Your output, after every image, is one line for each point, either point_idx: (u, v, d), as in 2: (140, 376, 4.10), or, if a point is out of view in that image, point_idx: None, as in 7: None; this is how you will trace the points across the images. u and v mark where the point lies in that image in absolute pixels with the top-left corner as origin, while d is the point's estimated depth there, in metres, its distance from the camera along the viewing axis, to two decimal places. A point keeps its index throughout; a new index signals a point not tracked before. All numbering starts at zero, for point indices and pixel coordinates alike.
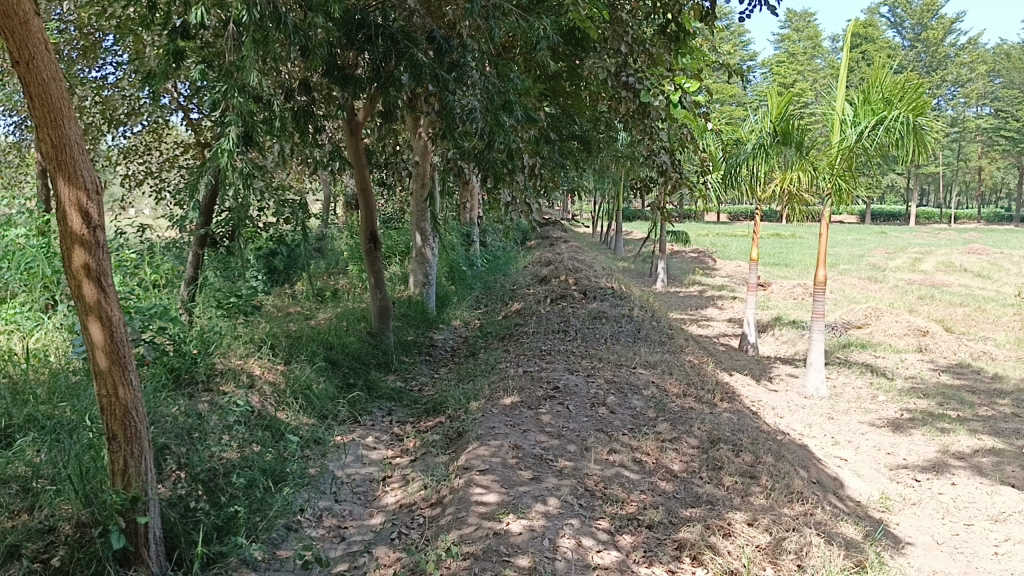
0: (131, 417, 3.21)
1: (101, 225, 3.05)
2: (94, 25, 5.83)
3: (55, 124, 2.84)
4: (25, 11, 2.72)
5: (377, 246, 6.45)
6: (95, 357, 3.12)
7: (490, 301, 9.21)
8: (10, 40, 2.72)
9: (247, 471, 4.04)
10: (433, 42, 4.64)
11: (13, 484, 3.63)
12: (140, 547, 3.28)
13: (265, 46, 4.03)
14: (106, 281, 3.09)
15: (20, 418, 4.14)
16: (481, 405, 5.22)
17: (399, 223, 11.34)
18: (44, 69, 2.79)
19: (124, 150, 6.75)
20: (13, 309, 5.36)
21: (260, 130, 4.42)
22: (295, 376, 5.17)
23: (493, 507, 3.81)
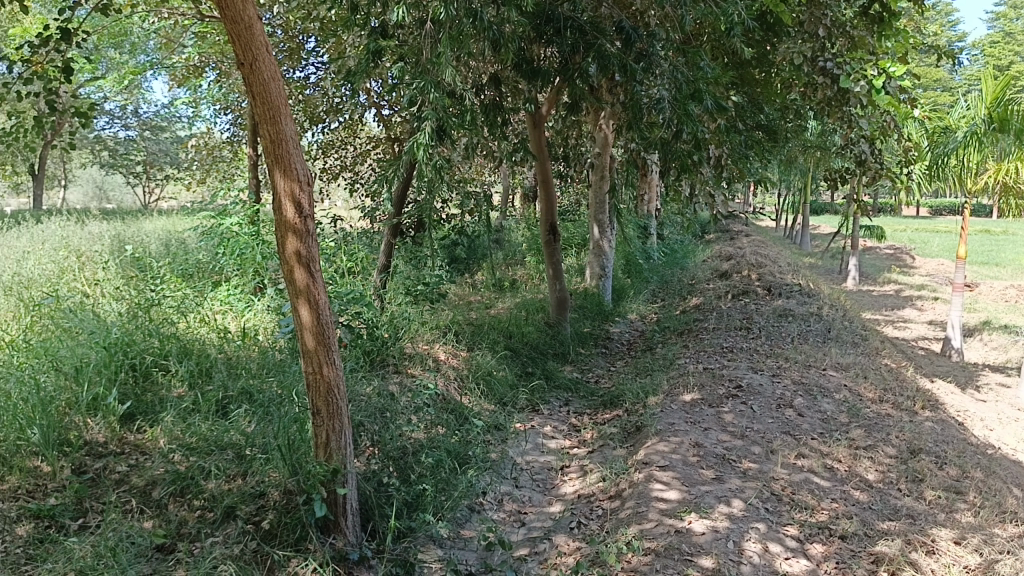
0: (333, 395, 3.42)
1: (312, 215, 3.26)
2: (300, 28, 6.24)
3: (273, 121, 3.07)
4: (250, 15, 2.94)
5: (556, 237, 6.51)
6: (304, 337, 3.35)
7: (668, 296, 9.05)
8: (237, 44, 2.96)
9: (435, 451, 4.22)
10: (621, 32, 4.61)
11: (229, 451, 4.00)
12: (339, 517, 3.49)
13: (460, 41, 4.15)
14: (315, 267, 3.30)
15: (234, 390, 4.55)
16: (660, 400, 5.16)
17: (575, 215, 11.41)
18: (265, 70, 3.02)
19: (322, 146, 7.20)
20: (227, 291, 5.87)
21: (452, 124, 4.56)
22: (477, 363, 5.33)
23: (675, 504, 3.74)
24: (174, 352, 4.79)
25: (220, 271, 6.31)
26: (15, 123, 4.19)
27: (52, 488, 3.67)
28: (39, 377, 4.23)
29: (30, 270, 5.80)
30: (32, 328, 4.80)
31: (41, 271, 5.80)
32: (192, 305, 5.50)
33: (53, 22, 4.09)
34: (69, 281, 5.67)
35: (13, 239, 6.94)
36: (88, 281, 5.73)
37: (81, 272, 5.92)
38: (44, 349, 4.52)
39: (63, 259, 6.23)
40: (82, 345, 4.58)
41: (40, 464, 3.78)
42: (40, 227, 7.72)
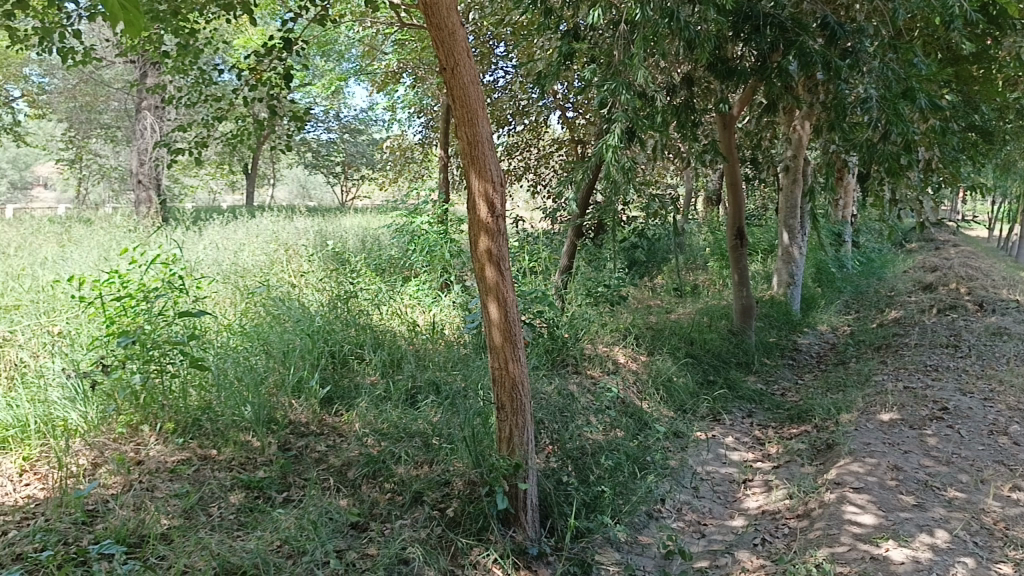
0: (518, 391, 3.49)
1: (503, 215, 3.34)
2: (491, 33, 6.41)
3: (471, 123, 3.17)
4: (454, 22, 3.05)
5: (744, 242, 6.33)
6: (492, 333, 3.44)
7: (862, 308, 8.52)
8: (441, 50, 3.09)
9: (615, 454, 4.20)
10: (826, 28, 4.39)
11: (417, 439, 4.19)
12: (519, 511, 3.57)
13: (654, 43, 4.12)
14: (505, 265, 3.38)
15: (422, 381, 4.77)
16: (853, 418, 4.88)
17: (761, 220, 11.02)
18: (466, 74, 3.12)
19: (508, 147, 7.38)
20: (417, 286, 6.15)
21: (643, 126, 4.54)
22: (658, 368, 5.27)
23: (870, 529, 3.52)
24: (368, 342, 5.11)
25: (410, 267, 6.63)
26: (240, 125, 4.58)
27: (261, 461, 4.02)
28: (251, 359, 4.65)
29: (246, 260, 6.36)
30: (247, 313, 5.26)
31: (254, 262, 6.34)
32: (385, 297, 5.81)
33: (275, 34, 4.47)
34: (278, 271, 6.16)
35: (231, 232, 7.64)
36: (295, 272, 6.19)
37: (288, 264, 6.40)
38: (257, 333, 4.94)
39: (273, 251, 6.77)
40: (288, 332, 4.98)
41: (251, 438, 4.16)
42: (255, 221, 8.45)
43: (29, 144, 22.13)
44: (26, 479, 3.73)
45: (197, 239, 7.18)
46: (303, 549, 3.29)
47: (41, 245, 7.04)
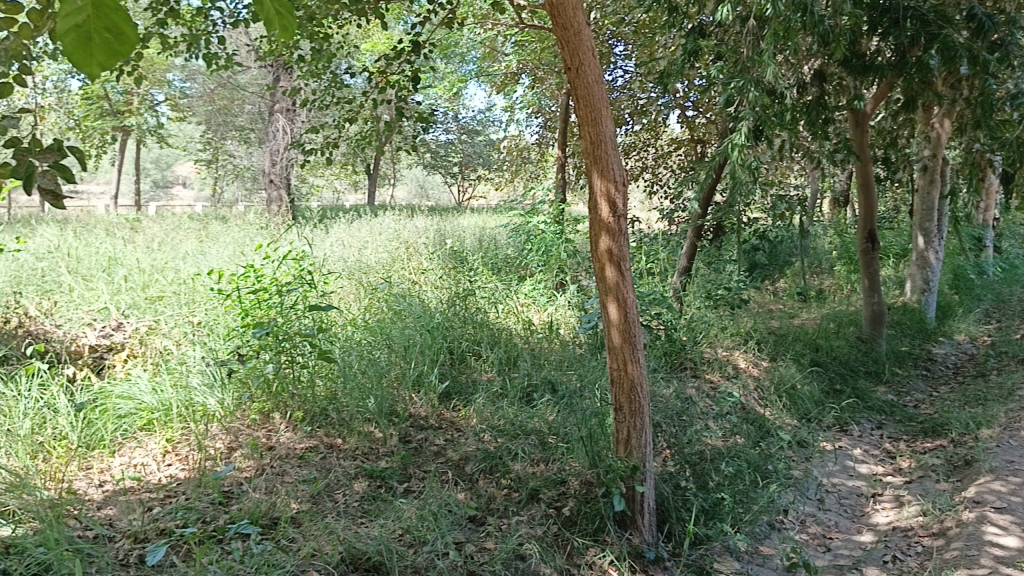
0: (636, 393, 3.46)
1: (626, 214, 3.31)
2: (611, 33, 6.39)
3: (595, 123, 3.17)
4: (580, 22, 3.04)
5: (876, 246, 6.08)
6: (611, 333, 3.43)
7: (1004, 317, 8.00)
8: (566, 50, 3.09)
9: (735, 461, 4.10)
10: (972, 20, 4.15)
11: (534, 437, 4.21)
12: (636, 514, 3.54)
13: (785, 39, 4.00)
14: (626, 265, 3.36)
15: (538, 379, 4.80)
16: (995, 434, 4.59)
17: (892, 223, 10.53)
18: (591, 73, 3.11)
19: (625, 148, 7.34)
20: (533, 286, 6.20)
21: (770, 124, 4.41)
22: (781, 375, 5.13)
23: (1014, 552, 3.30)
24: (485, 339, 5.19)
25: (526, 266, 6.70)
26: (369, 126, 4.73)
27: (383, 452, 4.15)
28: (374, 353, 4.82)
29: (369, 257, 6.57)
30: (370, 309, 5.44)
31: (377, 259, 6.54)
32: (502, 296, 5.89)
33: (402, 38, 4.61)
34: (399, 268, 6.33)
35: (355, 230, 7.91)
36: (415, 269, 6.35)
37: (409, 261, 6.58)
38: (379, 328, 5.11)
39: (394, 249, 6.97)
40: (409, 327, 5.12)
41: (373, 429, 4.30)
42: (377, 219, 8.71)
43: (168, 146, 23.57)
44: (170, 459, 4.02)
45: (323, 236, 7.47)
46: (423, 539, 3.37)
47: (182, 241, 7.50)
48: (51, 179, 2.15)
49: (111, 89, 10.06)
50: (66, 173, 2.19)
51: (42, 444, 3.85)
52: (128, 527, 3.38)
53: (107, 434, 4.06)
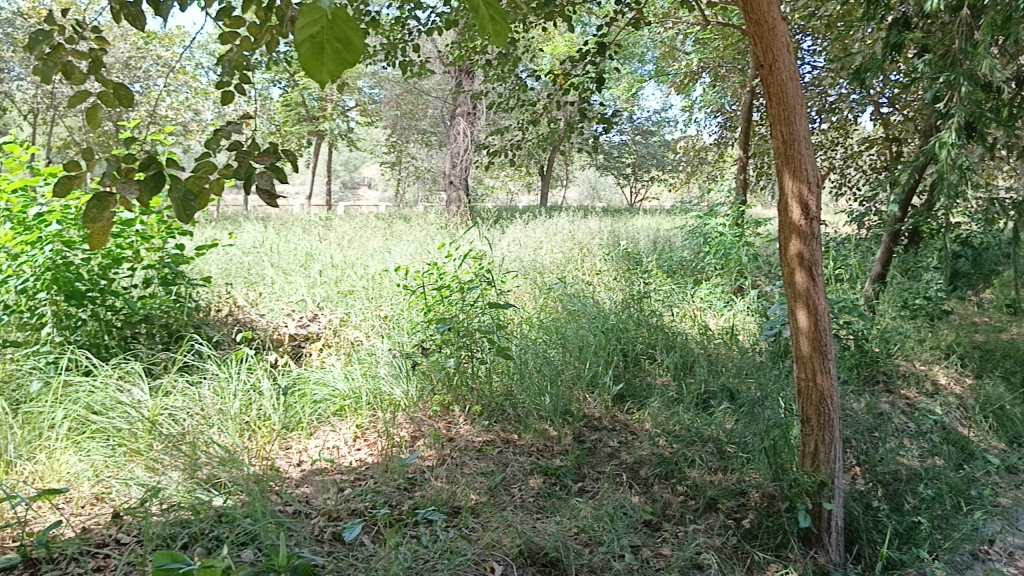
0: (826, 405, 3.29)
1: (819, 217, 3.16)
2: (800, 27, 6.14)
3: (788, 122, 3.05)
4: (775, 17, 2.92)
5: None
6: (800, 341, 3.28)
7: None
8: (759, 47, 2.98)
9: (934, 483, 3.80)
10: None
11: (711, 444, 4.11)
12: (822, 532, 3.38)
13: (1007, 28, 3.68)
14: (818, 270, 3.20)
15: (716, 386, 4.69)
16: None
17: None
18: (785, 71, 2.99)
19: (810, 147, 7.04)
20: (709, 290, 6.10)
21: (983, 121, 4.08)
22: (987, 393, 4.73)
23: None
24: (661, 342, 5.13)
25: (703, 270, 6.61)
26: (551, 127, 4.82)
27: (557, 449, 4.19)
28: (550, 352, 4.90)
29: (544, 257, 6.70)
30: (545, 308, 5.54)
31: (552, 258, 6.65)
32: (677, 300, 5.82)
33: (587, 39, 4.66)
34: (574, 269, 6.41)
35: (531, 230, 8.07)
36: (590, 270, 6.41)
37: (583, 262, 6.64)
38: (555, 328, 5.19)
39: (569, 249, 7.06)
40: (584, 328, 5.17)
41: (549, 427, 4.35)
42: (552, 220, 8.86)
43: (355, 148, 25.11)
44: (359, 444, 4.28)
45: (500, 236, 7.68)
46: (599, 539, 3.38)
47: (370, 239, 7.97)
48: (267, 180, 2.42)
49: (308, 95, 10.83)
50: (279, 173, 2.46)
51: (249, 423, 4.24)
52: (322, 505, 3.62)
53: (304, 417, 4.43)
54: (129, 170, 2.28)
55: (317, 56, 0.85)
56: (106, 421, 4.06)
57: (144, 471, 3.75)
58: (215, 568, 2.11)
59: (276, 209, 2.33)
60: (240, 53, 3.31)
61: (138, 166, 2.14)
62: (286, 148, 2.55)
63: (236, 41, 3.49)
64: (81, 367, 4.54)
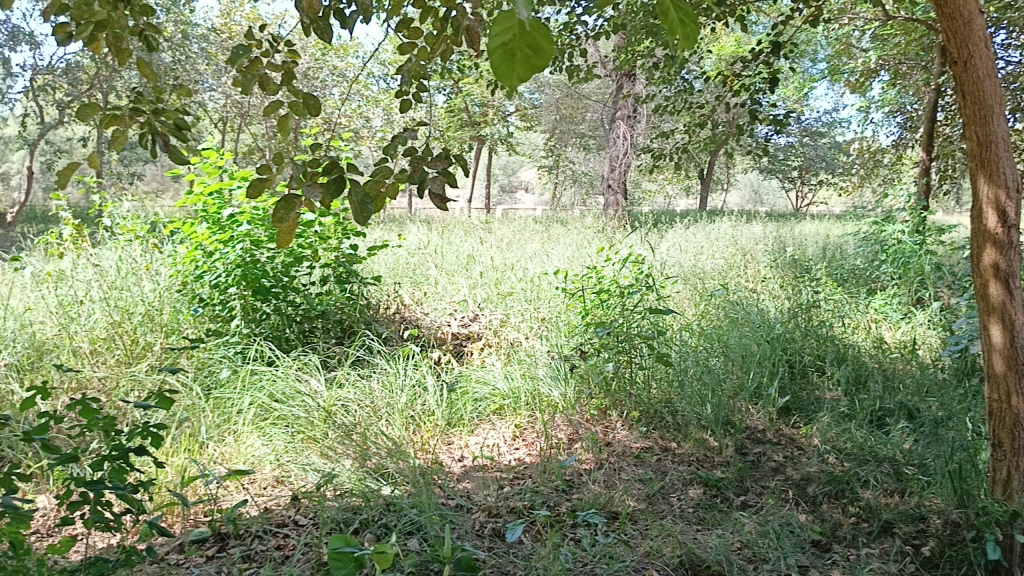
0: (1021, 430, 3.01)
1: (1019, 226, 2.90)
2: (994, 20, 5.70)
3: (984, 122, 2.82)
4: (972, 10, 2.70)
5: None
6: (992, 359, 3.02)
7: None
8: (953, 42, 2.77)
9: None
10: None
11: (886, 465, 3.87)
12: (1014, 565, 3.05)
13: None
14: (1016, 283, 2.93)
15: (892, 403, 4.42)
16: None
17: None
18: (982, 67, 2.76)
19: None
20: (885, 300, 5.81)
21: None
22: None
23: None
24: (831, 354, 4.90)
25: (877, 279, 6.32)
26: (720, 130, 4.73)
27: (719, 461, 4.08)
28: (711, 360, 4.78)
29: (706, 263, 6.61)
30: (706, 316, 5.45)
31: (714, 264, 6.56)
32: (849, 310, 5.56)
33: (759, 39, 4.55)
34: (736, 276, 6.31)
35: (691, 235, 7.92)
36: (753, 278, 6.31)
37: (746, 269, 6.54)
38: (717, 335, 5.09)
39: (732, 255, 6.96)
40: (747, 337, 5.02)
41: (710, 437, 4.24)
42: (713, 224, 8.72)
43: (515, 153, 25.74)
44: (518, 444, 4.36)
45: (660, 241, 7.62)
46: (764, 557, 3.25)
47: (528, 242, 8.11)
48: (439, 184, 2.49)
49: (471, 102, 11.19)
50: (450, 178, 2.52)
51: (414, 417, 4.42)
52: (483, 500, 3.71)
53: (466, 414, 4.60)
54: (314, 173, 2.47)
55: (508, 63, 0.85)
56: (286, 409, 4.33)
57: (319, 457, 3.97)
58: (388, 553, 2.08)
59: (446, 213, 2.39)
60: (418, 62, 3.47)
61: (322, 170, 2.32)
62: (461, 154, 2.62)
63: (413, 51, 3.66)
64: (264, 357, 4.90)
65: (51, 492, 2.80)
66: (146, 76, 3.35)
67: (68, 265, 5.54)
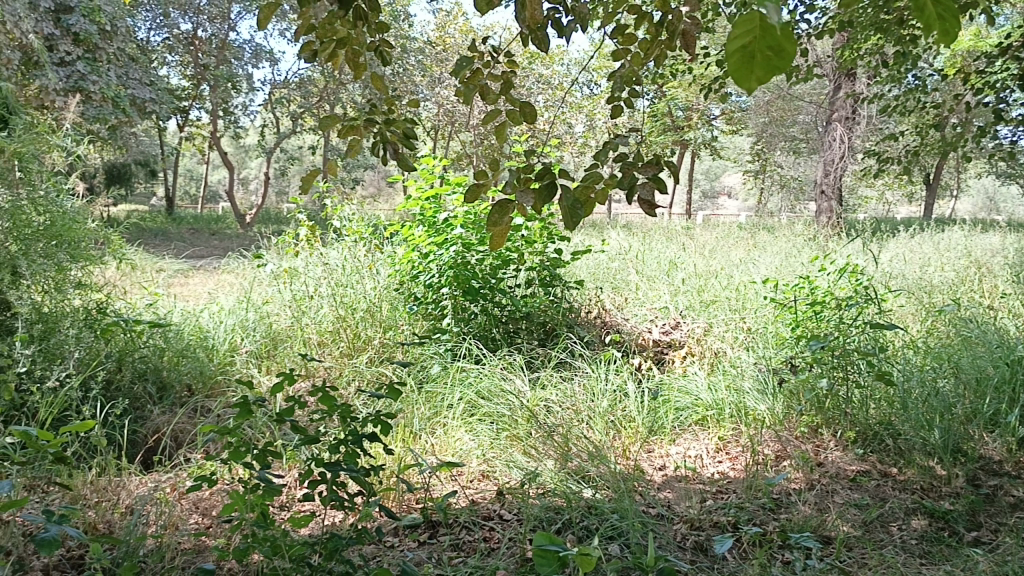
0: None
1: None
2: None
3: None
4: None
5: None
6: None
7: None
8: None
9: None
10: None
11: None
12: None
13: None
14: None
15: None
16: None
17: None
18: None
19: None
20: None
21: None
22: None
23: None
24: None
25: None
26: (958, 131, 4.38)
27: (946, 492, 3.74)
28: (939, 382, 4.40)
29: (933, 276, 6.14)
30: (934, 333, 5.09)
31: (942, 277, 6.08)
32: None
33: (1008, 31, 4.17)
34: (969, 290, 5.80)
35: (916, 245, 7.36)
36: (989, 293, 5.77)
37: (980, 283, 5.99)
38: (946, 355, 4.69)
39: (964, 268, 6.41)
40: (983, 358, 4.57)
41: (936, 465, 3.90)
42: (941, 233, 8.07)
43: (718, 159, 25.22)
44: (722, 456, 4.25)
45: (881, 251, 7.22)
46: None
47: (733, 250, 7.89)
48: (649, 191, 2.48)
49: (676, 106, 11.06)
50: (662, 184, 2.52)
51: (615, 423, 4.42)
52: (685, 512, 3.64)
53: (668, 423, 4.56)
54: (527, 179, 2.56)
55: (747, 64, 0.92)
56: (492, 406, 4.50)
57: (522, 455, 4.07)
58: (590, 555, 2.02)
59: (654, 219, 2.38)
60: (633, 68, 3.48)
61: (535, 176, 2.40)
62: (673, 159, 2.58)
63: (627, 57, 3.69)
64: (473, 356, 5.13)
65: (292, 473, 3.10)
66: (378, 88, 3.59)
67: (301, 263, 6.07)
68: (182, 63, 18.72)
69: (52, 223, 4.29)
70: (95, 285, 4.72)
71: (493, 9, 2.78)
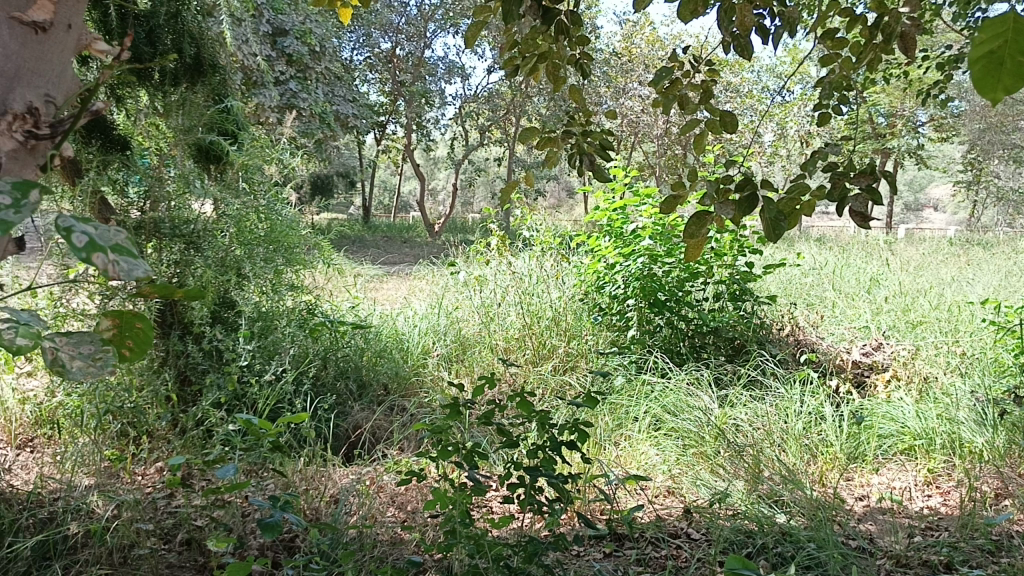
0: None
1: None
2: None
3: None
4: None
5: None
6: None
7: None
8: None
9: None
10: None
11: None
12: None
13: None
14: None
15: None
16: None
17: None
18: None
19: None
20: None
21: None
22: None
23: None
24: None
25: None
26: None
27: None
28: None
29: None
30: None
31: None
32: None
33: None
34: None
35: None
36: None
37: None
38: None
39: None
40: None
41: None
42: None
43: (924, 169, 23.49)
44: (931, 491, 3.94)
45: None
46: None
47: (944, 269, 7.32)
48: (862, 202, 2.34)
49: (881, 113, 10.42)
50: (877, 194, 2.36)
51: (811, 447, 4.18)
52: (889, 547, 3.36)
53: (870, 450, 4.28)
54: (726, 192, 2.49)
55: (993, 72, 0.70)
56: (680, 422, 4.38)
57: (710, 474, 3.94)
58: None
59: (867, 231, 2.25)
60: (843, 74, 3.29)
61: (736, 187, 2.37)
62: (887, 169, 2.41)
63: (837, 63, 3.50)
64: (659, 369, 5.07)
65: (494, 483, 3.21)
66: (576, 100, 3.62)
67: (490, 271, 6.24)
68: (380, 81, 19.92)
69: (271, 229, 4.64)
70: (305, 287, 5.08)
71: (698, 16, 2.74)
